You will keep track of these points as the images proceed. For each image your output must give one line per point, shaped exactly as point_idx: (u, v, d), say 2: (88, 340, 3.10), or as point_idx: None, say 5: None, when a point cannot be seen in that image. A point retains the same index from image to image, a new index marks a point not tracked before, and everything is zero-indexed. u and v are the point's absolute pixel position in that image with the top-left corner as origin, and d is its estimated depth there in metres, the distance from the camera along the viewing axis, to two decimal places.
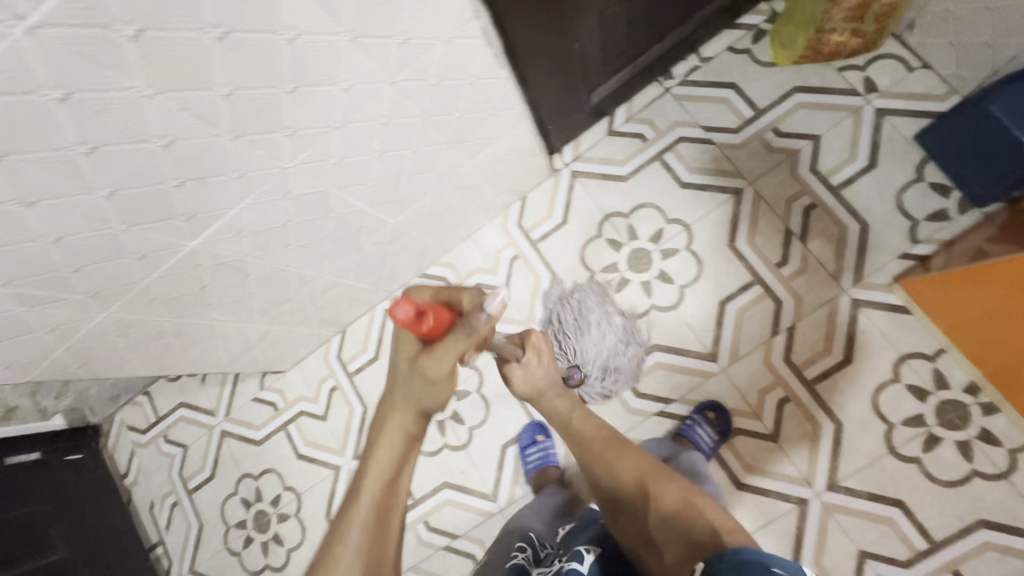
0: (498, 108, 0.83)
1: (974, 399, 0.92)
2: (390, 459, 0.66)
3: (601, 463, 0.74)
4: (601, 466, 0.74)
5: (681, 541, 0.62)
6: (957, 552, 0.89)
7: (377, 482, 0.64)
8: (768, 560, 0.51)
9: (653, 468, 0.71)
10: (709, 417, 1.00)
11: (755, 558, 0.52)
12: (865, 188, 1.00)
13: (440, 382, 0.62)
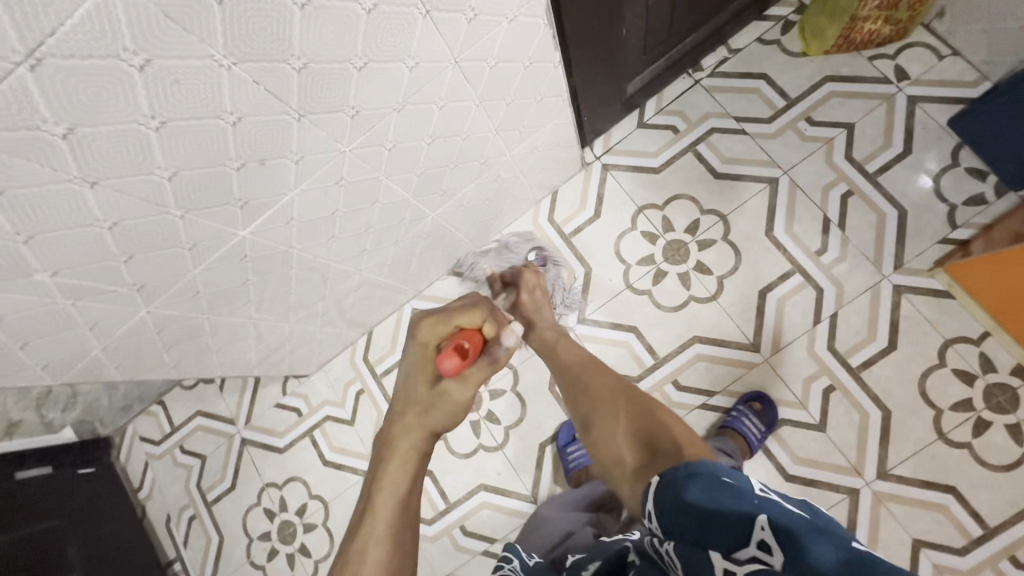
0: (544, 94, 0.82)
1: (1021, 382, 0.92)
2: (413, 455, 0.58)
3: (578, 390, 0.71)
4: (578, 391, 0.70)
5: (639, 447, 0.56)
6: (1013, 537, 0.88)
7: (398, 481, 0.56)
8: (718, 471, 0.44)
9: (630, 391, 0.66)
10: (754, 408, 0.97)
11: (705, 467, 0.45)
12: (901, 175, 1.01)
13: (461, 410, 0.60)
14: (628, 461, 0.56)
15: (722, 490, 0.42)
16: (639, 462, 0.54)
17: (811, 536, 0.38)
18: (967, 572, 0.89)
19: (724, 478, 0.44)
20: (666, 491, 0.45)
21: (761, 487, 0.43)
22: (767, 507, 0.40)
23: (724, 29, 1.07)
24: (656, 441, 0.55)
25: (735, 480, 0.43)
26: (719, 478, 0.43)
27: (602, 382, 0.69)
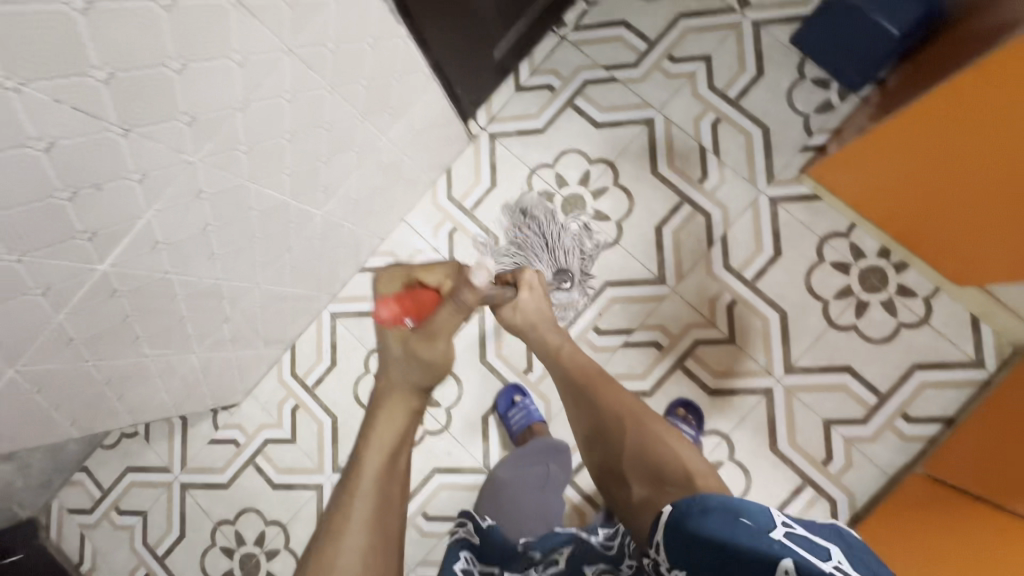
0: (403, 72, 0.81)
1: (888, 261, 1.02)
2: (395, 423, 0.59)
3: (585, 396, 0.76)
4: (584, 401, 0.75)
5: (653, 474, 0.65)
6: (901, 398, 1.00)
7: (382, 444, 0.58)
8: (737, 509, 0.49)
9: (639, 406, 0.72)
10: (682, 414, 1.03)
11: (719, 503, 0.49)
12: (759, 95, 1.08)
13: (439, 366, 0.60)
14: (637, 486, 0.66)
15: (740, 530, 0.47)
16: (648, 489, 0.64)
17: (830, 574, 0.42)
18: (871, 437, 1.00)
19: (742, 519, 0.48)
20: (681, 525, 0.50)
21: (783, 522, 0.48)
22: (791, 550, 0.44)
23: None
24: (660, 469, 0.65)
25: (754, 520, 0.48)
26: (737, 518, 0.48)
27: (614, 400, 0.73)
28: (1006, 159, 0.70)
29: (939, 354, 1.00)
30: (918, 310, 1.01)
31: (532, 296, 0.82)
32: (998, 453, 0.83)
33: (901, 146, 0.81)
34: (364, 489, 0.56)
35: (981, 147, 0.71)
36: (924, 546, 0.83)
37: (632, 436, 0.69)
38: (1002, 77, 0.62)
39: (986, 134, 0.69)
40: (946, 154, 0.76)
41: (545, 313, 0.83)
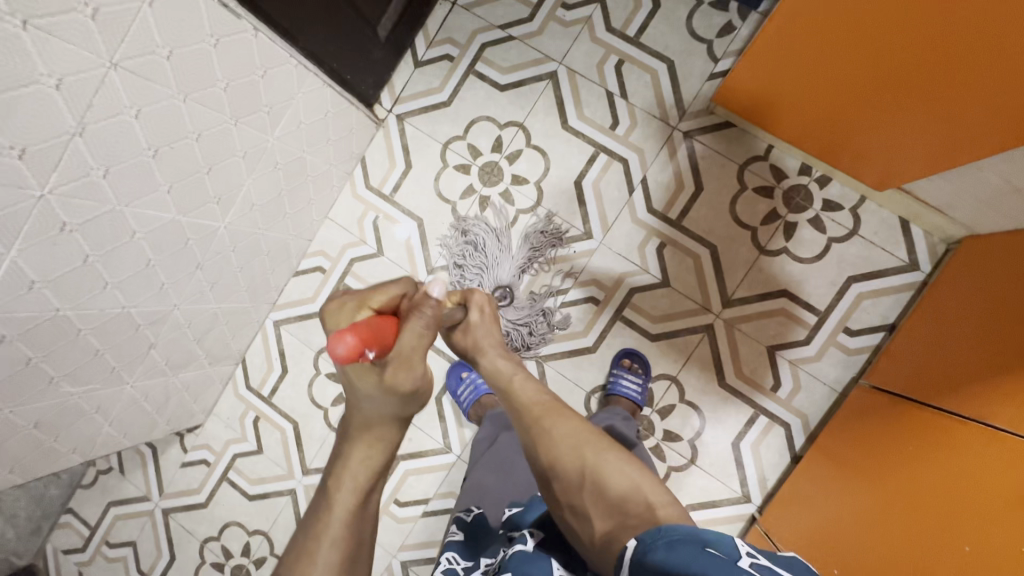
0: (266, 66, 0.79)
1: (810, 178, 1.01)
2: (369, 462, 0.52)
3: (534, 430, 0.60)
4: (532, 435, 0.60)
5: (610, 512, 0.53)
6: (840, 312, 0.99)
7: (358, 479, 0.52)
8: (704, 538, 0.44)
9: (595, 436, 0.59)
10: (627, 365, 1.02)
11: (685, 534, 0.45)
12: (658, 28, 1.05)
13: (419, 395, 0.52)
14: (599, 524, 0.53)
15: (703, 558, 0.42)
16: (612, 524, 0.52)
17: None
18: (816, 356, 1.00)
19: (707, 548, 0.43)
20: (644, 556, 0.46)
21: (748, 553, 0.44)
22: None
23: None
24: (623, 503, 0.53)
25: (721, 550, 0.43)
26: (701, 548, 0.44)
27: (566, 432, 0.58)
28: (887, 62, 0.66)
29: (873, 263, 0.99)
30: (846, 223, 0.99)
31: (481, 316, 0.66)
32: (929, 356, 0.83)
33: (800, 65, 0.77)
34: (332, 538, 0.49)
35: (858, 46, 0.67)
36: (860, 454, 0.84)
37: (591, 467, 0.56)
38: None
39: (867, 42, 0.66)
40: (829, 58, 0.72)
41: (493, 333, 0.67)
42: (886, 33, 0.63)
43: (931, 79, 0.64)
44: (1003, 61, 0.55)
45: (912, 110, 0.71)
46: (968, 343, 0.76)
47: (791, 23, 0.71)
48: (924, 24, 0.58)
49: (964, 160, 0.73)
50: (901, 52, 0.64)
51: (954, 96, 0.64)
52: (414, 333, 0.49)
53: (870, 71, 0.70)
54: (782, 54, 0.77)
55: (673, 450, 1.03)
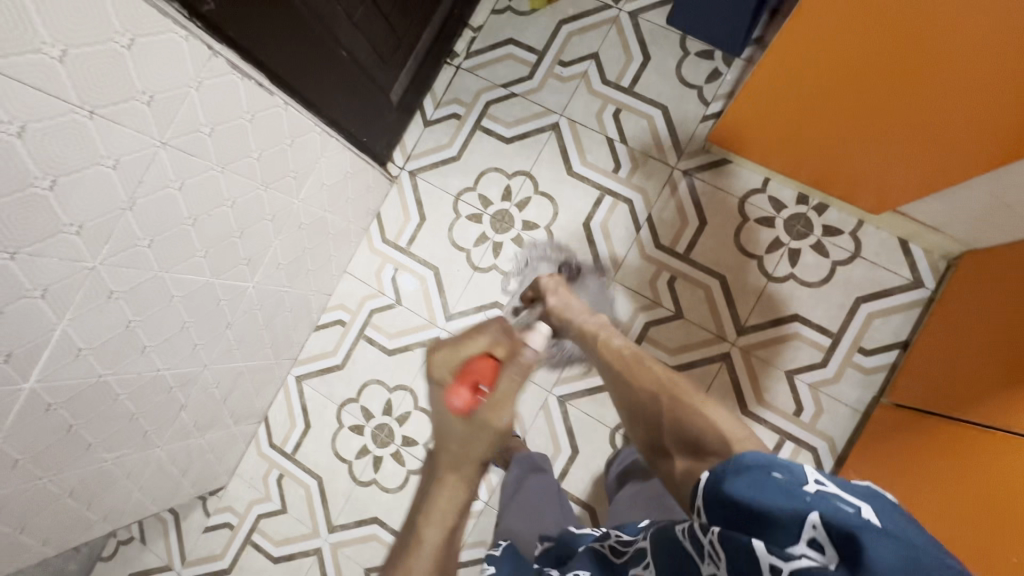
0: (294, 135, 0.85)
1: (808, 206, 1.06)
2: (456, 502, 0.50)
3: (621, 380, 0.71)
4: (619, 383, 0.72)
5: (680, 435, 0.58)
6: (853, 333, 1.02)
7: (446, 516, 0.49)
8: (772, 464, 0.44)
9: (675, 380, 0.67)
10: None
11: (754, 463, 0.45)
12: (650, 78, 1.13)
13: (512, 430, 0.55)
14: (681, 460, 0.55)
15: (771, 484, 0.42)
16: (691, 460, 0.54)
17: (870, 535, 0.36)
18: (834, 377, 1.01)
19: (774, 474, 0.43)
20: (716, 489, 0.46)
21: (816, 475, 0.43)
22: (820, 504, 0.39)
23: (457, 15, 1.16)
24: (700, 441, 0.54)
25: (789, 473, 0.43)
26: (769, 474, 0.43)
27: (646, 377, 0.68)
28: (874, 89, 0.71)
29: (878, 283, 1.02)
30: (848, 246, 1.03)
31: (562, 300, 0.89)
32: (952, 369, 0.84)
33: (790, 101, 0.83)
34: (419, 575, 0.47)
35: (843, 78, 0.73)
36: (897, 473, 0.83)
37: (672, 416, 0.60)
38: (855, 30, 0.64)
39: (855, 74, 0.71)
40: (820, 89, 0.77)
41: (575, 308, 0.88)
42: (872, 65, 0.68)
43: (917, 102, 0.69)
44: (997, 75, 0.59)
45: (905, 131, 0.75)
46: (991, 352, 0.76)
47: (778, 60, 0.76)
48: (902, 52, 0.64)
49: (968, 174, 0.76)
50: (890, 78, 0.68)
51: (945, 113, 0.68)
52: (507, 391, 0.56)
53: (860, 98, 0.74)
54: (772, 91, 0.83)
55: None
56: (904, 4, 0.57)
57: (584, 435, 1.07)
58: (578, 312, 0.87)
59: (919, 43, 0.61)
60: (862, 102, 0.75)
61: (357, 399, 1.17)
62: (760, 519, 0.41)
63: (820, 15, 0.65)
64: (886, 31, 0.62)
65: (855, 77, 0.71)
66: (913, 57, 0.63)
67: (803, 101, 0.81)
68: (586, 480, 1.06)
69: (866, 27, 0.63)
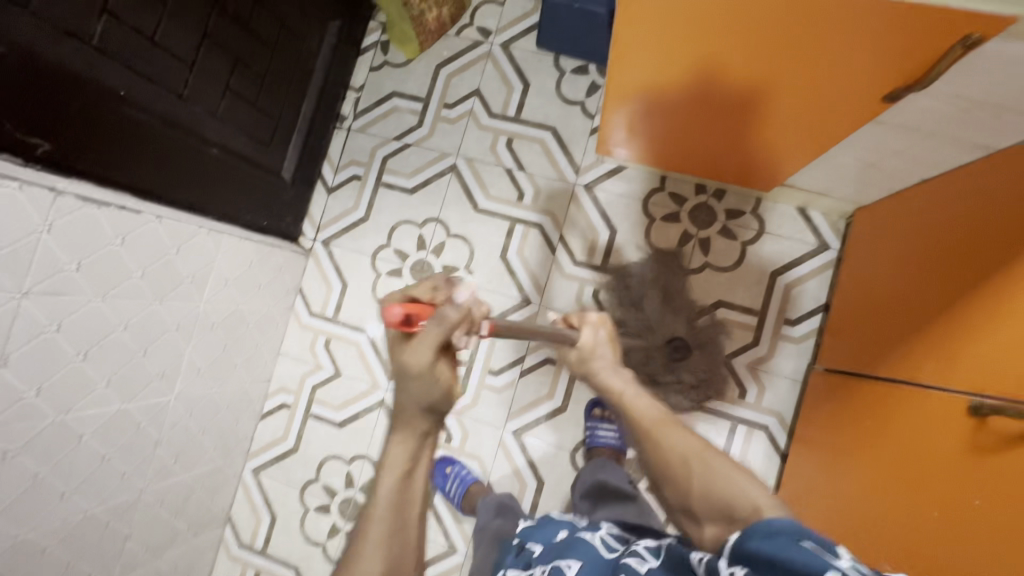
0: (179, 242, 0.84)
1: (707, 194, 1.08)
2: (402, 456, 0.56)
3: (646, 441, 0.59)
4: (642, 449, 0.59)
5: (716, 511, 0.51)
6: (775, 307, 1.04)
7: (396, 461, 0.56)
8: (802, 531, 0.44)
9: (709, 448, 0.55)
10: (598, 414, 1.04)
11: (783, 524, 0.45)
12: (534, 102, 1.15)
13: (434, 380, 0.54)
14: (709, 527, 0.51)
15: (800, 549, 0.43)
16: (721, 527, 0.50)
17: None
18: (768, 354, 1.03)
19: (804, 540, 0.44)
20: (743, 546, 0.46)
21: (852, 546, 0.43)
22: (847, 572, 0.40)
23: (335, 81, 1.17)
24: (732, 506, 0.50)
25: (819, 543, 0.43)
26: (799, 541, 0.44)
27: (680, 441, 0.56)
28: (710, 96, 0.73)
29: (788, 254, 1.05)
30: (752, 225, 1.06)
31: (596, 337, 0.72)
32: (866, 327, 0.85)
33: (647, 113, 0.84)
34: (380, 513, 0.54)
35: (678, 92, 0.74)
36: (836, 438, 0.84)
37: (698, 480, 0.53)
38: (663, 55, 0.65)
39: (684, 87, 0.72)
40: (678, 96, 0.75)
41: (607, 356, 0.71)
42: (696, 78, 0.69)
43: (749, 99, 0.71)
44: (801, 68, 0.60)
45: (762, 117, 0.75)
46: (902, 313, 0.76)
47: (629, 75, 0.73)
48: (713, 64, 0.65)
49: (825, 145, 0.78)
50: (730, 77, 0.67)
51: (796, 100, 0.68)
52: (419, 343, 0.52)
53: (717, 97, 0.72)
54: (628, 110, 0.84)
55: None
56: (689, 28, 0.59)
57: (546, 465, 1.07)
58: (609, 358, 0.71)
59: (750, 43, 0.58)
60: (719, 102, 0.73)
61: (317, 478, 1.15)
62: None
63: (641, 29, 0.61)
64: (717, 36, 0.59)
65: (695, 84, 0.71)
66: (725, 65, 0.64)
67: (656, 113, 0.83)
68: (558, 509, 1.06)
69: (671, 52, 0.64)
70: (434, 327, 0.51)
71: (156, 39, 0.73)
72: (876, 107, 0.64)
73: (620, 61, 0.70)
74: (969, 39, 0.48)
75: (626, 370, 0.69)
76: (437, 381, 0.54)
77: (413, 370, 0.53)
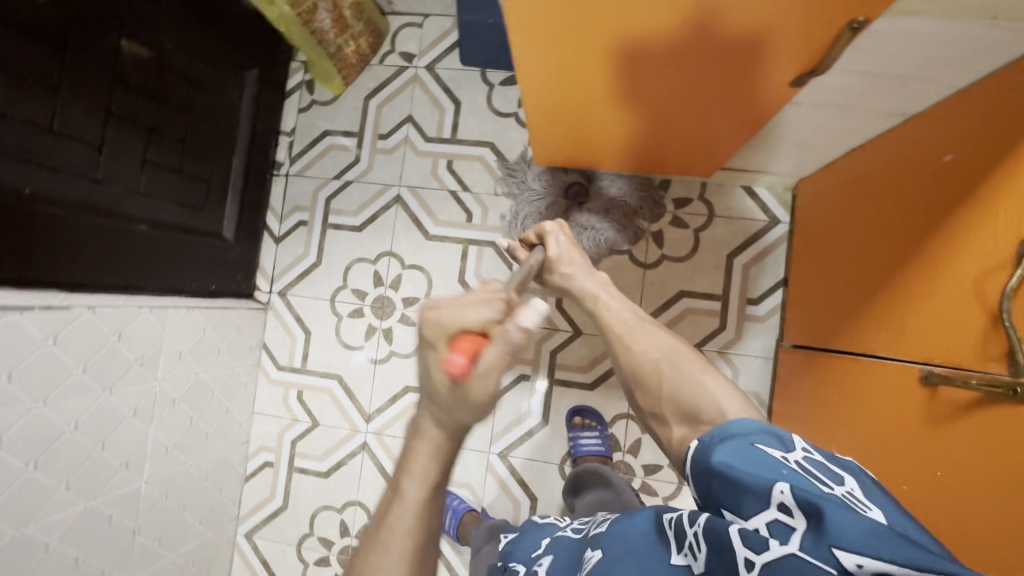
0: (120, 327, 0.82)
1: (653, 186, 1.08)
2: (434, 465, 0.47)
3: (615, 347, 0.64)
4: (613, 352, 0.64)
5: (687, 412, 0.53)
6: (736, 289, 1.04)
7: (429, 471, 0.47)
8: (756, 436, 0.44)
9: (677, 350, 0.59)
10: (578, 422, 1.04)
11: (741, 428, 0.45)
12: (468, 120, 1.13)
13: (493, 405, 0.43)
14: (677, 430, 0.54)
15: (752, 453, 0.43)
16: (687, 430, 0.53)
17: (832, 503, 0.37)
18: (736, 336, 1.03)
19: (755, 444, 0.43)
20: (703, 456, 0.46)
21: (803, 449, 0.43)
22: (798, 477, 0.39)
23: (264, 129, 1.14)
24: (698, 408, 0.52)
25: (771, 446, 0.43)
26: (750, 444, 0.44)
27: (651, 348, 0.60)
28: (628, 103, 0.71)
29: (741, 234, 1.05)
30: (701, 211, 1.06)
31: (560, 247, 0.77)
32: (824, 299, 0.85)
33: (572, 127, 0.82)
34: (404, 527, 0.47)
35: (597, 103, 0.72)
36: (811, 413, 0.84)
37: (668, 382, 0.57)
38: (569, 73, 0.63)
39: (601, 99, 0.70)
40: (597, 106, 0.73)
41: (575, 260, 0.75)
42: (608, 90, 0.67)
43: (667, 101, 0.69)
44: (706, 67, 0.59)
45: (685, 114, 0.73)
46: (853, 284, 0.76)
47: (540, 94, 0.71)
48: (621, 75, 0.63)
49: (751, 131, 0.77)
50: (642, 85, 0.65)
51: (711, 97, 0.66)
52: (483, 379, 0.41)
53: (635, 102, 0.71)
54: (554, 126, 0.82)
55: (659, 481, 1.04)
56: (585, 47, 0.57)
57: (536, 481, 1.07)
58: (583, 266, 0.75)
59: (649, 51, 0.57)
60: (635, 107, 0.72)
61: (312, 532, 1.13)
62: (737, 485, 0.41)
63: (538, 53, 0.59)
64: (614, 48, 0.57)
65: (609, 95, 0.69)
66: (633, 74, 0.63)
67: (581, 125, 0.81)
68: None
69: (576, 69, 0.62)
70: (499, 359, 0.41)
71: (55, 129, 0.70)
72: (791, 91, 0.63)
73: (530, 84, 0.68)
74: (854, 23, 0.47)
75: (601, 276, 0.73)
76: (491, 408, 0.44)
77: (471, 403, 0.42)
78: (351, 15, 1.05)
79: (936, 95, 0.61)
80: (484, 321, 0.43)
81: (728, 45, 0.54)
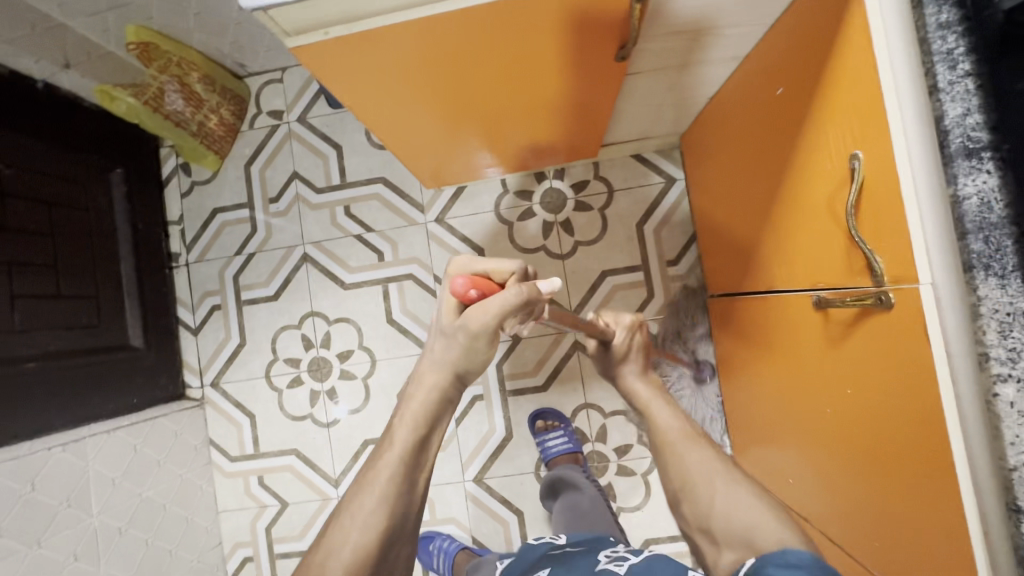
0: (30, 476, 0.77)
1: (548, 178, 1.08)
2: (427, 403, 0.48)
3: (663, 456, 0.61)
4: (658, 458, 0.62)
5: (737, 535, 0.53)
6: (654, 254, 1.06)
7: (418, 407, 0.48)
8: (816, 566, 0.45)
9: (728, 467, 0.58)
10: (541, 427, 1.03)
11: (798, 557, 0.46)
12: (353, 161, 1.11)
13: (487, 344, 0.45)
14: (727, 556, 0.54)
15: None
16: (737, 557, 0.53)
17: None
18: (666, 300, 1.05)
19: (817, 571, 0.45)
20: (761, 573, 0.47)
21: None
22: None
23: (147, 225, 1.09)
24: (749, 533, 0.52)
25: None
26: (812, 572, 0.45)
27: (705, 463, 0.58)
28: (480, 110, 0.70)
29: (644, 202, 1.06)
30: (601, 189, 1.07)
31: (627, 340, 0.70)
32: (727, 244, 0.86)
33: (441, 142, 0.80)
34: (388, 472, 0.46)
35: (451, 116, 0.70)
36: (746, 355, 0.85)
37: (716, 503, 0.56)
38: (409, 96, 0.62)
39: (453, 111, 0.68)
40: (452, 119, 0.71)
41: (641, 363, 0.70)
42: (455, 101, 0.66)
43: (516, 98, 0.68)
44: (531, 58, 0.58)
45: (539, 106, 0.72)
46: (746, 225, 0.77)
47: (389, 124, 0.69)
48: (458, 85, 0.62)
49: (608, 105, 0.77)
50: (483, 89, 0.64)
51: (553, 84, 0.66)
52: (486, 306, 0.42)
53: (486, 108, 0.69)
54: (424, 146, 0.80)
55: (633, 459, 1.04)
56: (409, 69, 0.56)
57: (517, 496, 1.06)
58: (644, 367, 0.70)
59: (464, 58, 0.56)
60: (488, 112, 0.71)
61: None
62: None
63: (365, 87, 0.58)
64: (435, 63, 0.56)
65: (459, 107, 0.67)
66: (469, 82, 0.61)
67: (449, 139, 0.79)
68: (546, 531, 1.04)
69: (415, 91, 0.61)
70: (514, 294, 0.42)
71: None
72: (619, 65, 0.63)
73: (378, 117, 0.66)
74: None
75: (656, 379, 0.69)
76: (484, 352, 0.46)
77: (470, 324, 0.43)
78: (201, 87, 1.02)
79: (754, 35, 0.62)
80: (503, 275, 0.47)
81: (535, 34, 0.54)
